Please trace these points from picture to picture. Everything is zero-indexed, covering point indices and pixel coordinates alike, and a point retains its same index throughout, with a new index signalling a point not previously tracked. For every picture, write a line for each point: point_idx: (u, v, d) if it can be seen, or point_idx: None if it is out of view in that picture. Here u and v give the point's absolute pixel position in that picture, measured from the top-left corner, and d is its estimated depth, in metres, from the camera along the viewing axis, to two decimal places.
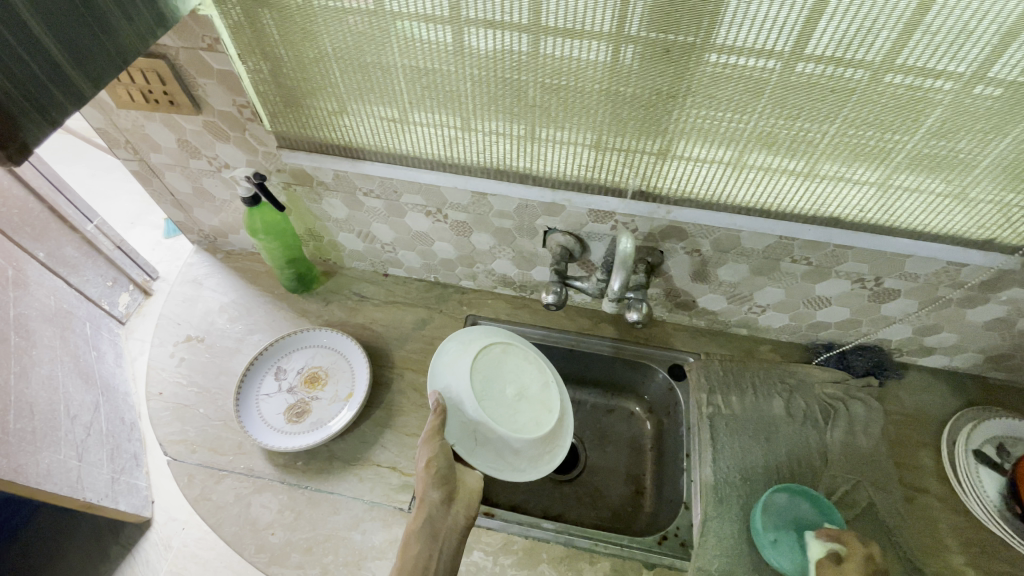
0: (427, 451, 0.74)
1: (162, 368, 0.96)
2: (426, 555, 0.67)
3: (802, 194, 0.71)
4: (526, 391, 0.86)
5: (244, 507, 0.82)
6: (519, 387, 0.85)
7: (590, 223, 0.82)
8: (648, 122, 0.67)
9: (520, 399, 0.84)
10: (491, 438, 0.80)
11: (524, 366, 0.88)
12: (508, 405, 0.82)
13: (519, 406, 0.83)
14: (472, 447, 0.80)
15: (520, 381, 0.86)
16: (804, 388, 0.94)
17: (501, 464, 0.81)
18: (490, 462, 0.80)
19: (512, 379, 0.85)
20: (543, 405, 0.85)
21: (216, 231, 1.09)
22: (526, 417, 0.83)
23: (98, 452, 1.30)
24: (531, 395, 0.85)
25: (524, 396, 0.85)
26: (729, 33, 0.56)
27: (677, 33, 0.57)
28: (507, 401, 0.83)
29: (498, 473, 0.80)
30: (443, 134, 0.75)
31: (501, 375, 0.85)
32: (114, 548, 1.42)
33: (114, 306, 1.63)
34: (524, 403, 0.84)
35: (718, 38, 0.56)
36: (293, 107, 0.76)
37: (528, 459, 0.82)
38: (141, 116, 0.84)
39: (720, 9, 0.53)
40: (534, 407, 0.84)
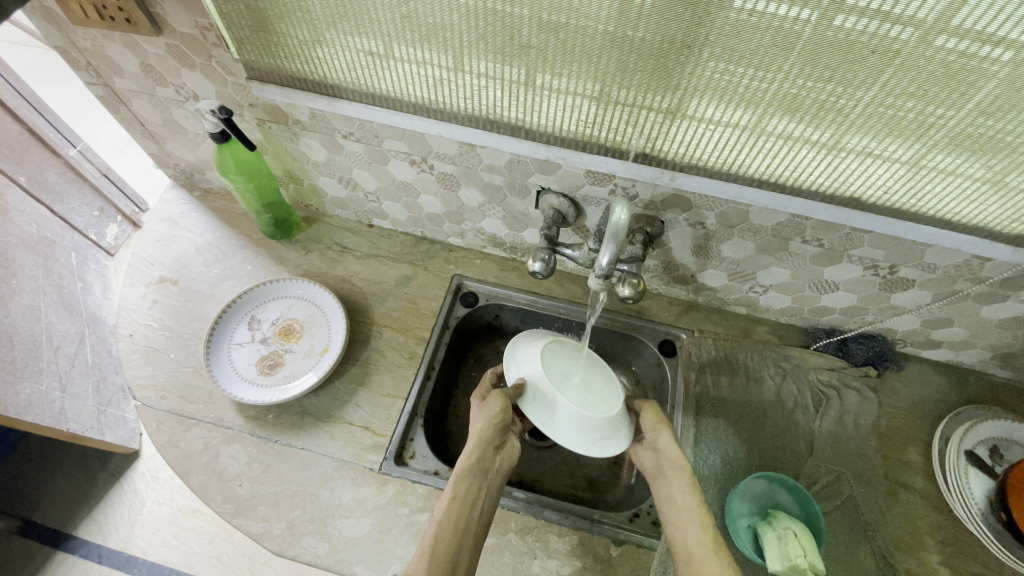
0: (494, 404, 0.75)
1: (133, 309, 0.92)
2: (473, 495, 0.70)
3: (823, 169, 0.64)
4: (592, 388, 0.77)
5: (212, 457, 0.80)
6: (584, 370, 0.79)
7: (587, 185, 0.75)
8: (658, 74, 0.58)
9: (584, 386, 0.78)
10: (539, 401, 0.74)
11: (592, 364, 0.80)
12: (571, 383, 0.76)
13: (581, 387, 0.76)
14: (524, 404, 0.76)
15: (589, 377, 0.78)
16: (797, 373, 0.90)
17: (553, 426, 0.74)
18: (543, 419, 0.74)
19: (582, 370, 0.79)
20: (604, 399, 0.75)
21: (192, 166, 1.02)
22: (585, 398, 0.75)
23: (83, 384, 1.28)
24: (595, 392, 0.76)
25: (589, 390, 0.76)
26: None
27: None
28: (570, 378, 0.76)
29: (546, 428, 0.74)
30: (428, 74, 0.67)
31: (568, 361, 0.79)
32: (102, 476, 1.45)
33: (102, 238, 1.52)
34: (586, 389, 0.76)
35: None
36: (261, 33, 0.67)
37: (570, 438, 0.73)
38: (98, 36, 0.76)
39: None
40: (593, 393, 0.76)
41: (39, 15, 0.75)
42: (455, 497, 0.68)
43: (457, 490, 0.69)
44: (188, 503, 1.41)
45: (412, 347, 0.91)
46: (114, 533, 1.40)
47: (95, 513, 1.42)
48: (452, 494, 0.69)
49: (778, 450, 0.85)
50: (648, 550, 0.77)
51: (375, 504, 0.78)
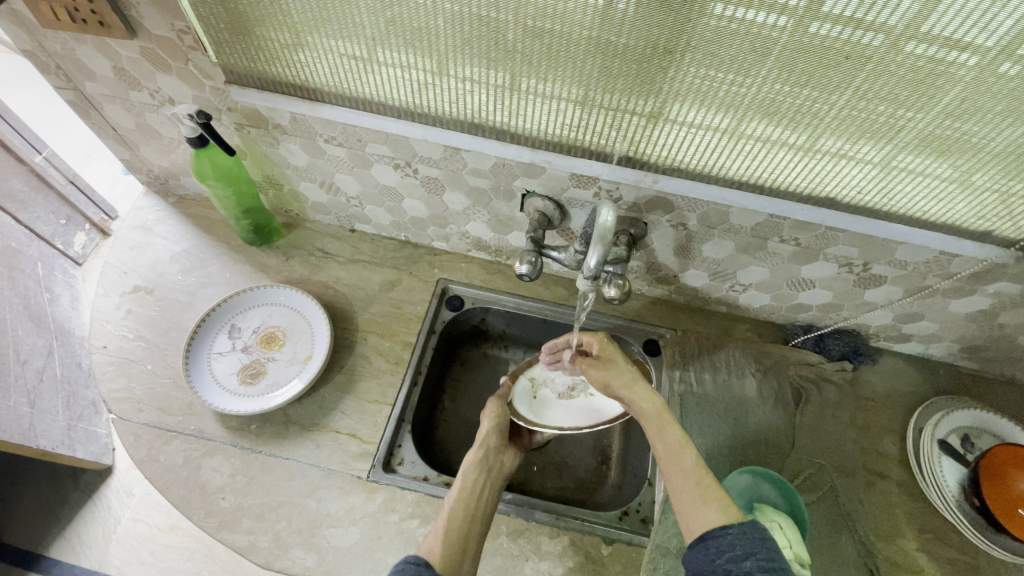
0: (496, 412, 0.87)
1: (107, 320, 0.89)
2: (479, 485, 0.76)
3: (799, 170, 0.66)
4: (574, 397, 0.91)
5: (193, 470, 0.78)
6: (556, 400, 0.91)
7: (571, 188, 0.76)
8: (641, 79, 0.60)
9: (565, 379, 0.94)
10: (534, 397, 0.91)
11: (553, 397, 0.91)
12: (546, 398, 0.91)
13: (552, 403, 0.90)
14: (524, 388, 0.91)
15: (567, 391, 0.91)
16: (777, 370, 0.92)
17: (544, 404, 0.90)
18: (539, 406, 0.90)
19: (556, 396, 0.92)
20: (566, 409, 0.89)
21: (167, 172, 0.99)
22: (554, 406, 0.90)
23: (52, 399, 1.24)
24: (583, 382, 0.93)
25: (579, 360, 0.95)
26: None
27: None
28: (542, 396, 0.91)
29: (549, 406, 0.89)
30: (412, 78, 0.67)
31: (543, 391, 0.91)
32: (73, 494, 1.40)
33: (70, 246, 1.51)
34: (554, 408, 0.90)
35: None
36: (240, 36, 0.66)
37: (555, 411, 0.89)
38: (69, 38, 0.73)
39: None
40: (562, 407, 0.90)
41: (6, 18, 0.72)
42: (463, 488, 0.75)
43: (467, 479, 0.76)
44: (165, 519, 1.37)
45: (398, 353, 0.90)
46: (88, 552, 1.35)
47: (66, 533, 1.37)
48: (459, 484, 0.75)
49: (762, 445, 0.87)
50: (639, 548, 0.77)
51: (363, 512, 0.77)
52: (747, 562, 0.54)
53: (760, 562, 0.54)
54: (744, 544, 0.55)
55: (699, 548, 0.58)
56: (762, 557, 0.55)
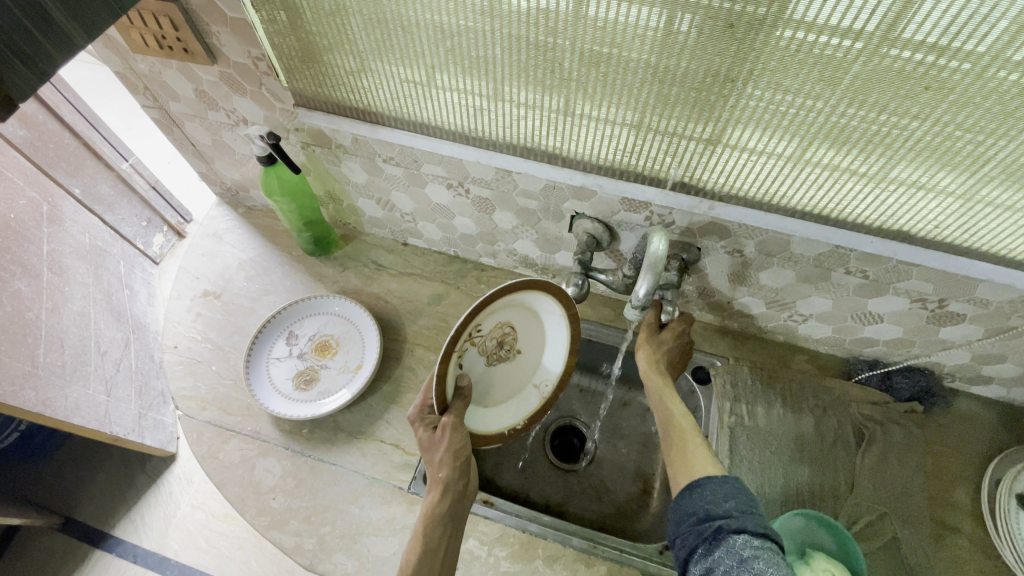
0: (455, 441, 0.74)
1: (178, 321, 0.96)
2: (442, 542, 0.69)
3: (868, 200, 0.62)
4: (536, 343, 0.83)
5: (248, 469, 0.83)
6: (536, 359, 0.85)
7: (622, 212, 0.75)
8: (700, 105, 0.58)
9: (511, 349, 0.80)
10: (500, 399, 0.85)
11: (515, 386, 0.85)
12: (514, 391, 0.85)
13: (526, 392, 0.86)
14: (484, 386, 0.82)
15: (532, 348, 0.83)
16: (838, 407, 0.88)
17: (517, 393, 0.86)
18: (512, 400, 0.86)
19: (531, 360, 0.84)
20: (529, 382, 0.86)
21: (237, 184, 1.06)
22: (524, 391, 0.86)
23: (126, 388, 1.36)
24: (524, 341, 0.81)
25: (499, 326, 0.76)
26: (809, 6, 0.46)
27: (745, 3, 0.47)
28: (515, 392, 0.86)
29: (520, 402, 0.86)
30: (468, 102, 0.68)
31: (506, 386, 0.84)
32: (140, 478, 1.52)
33: (149, 246, 1.68)
34: (529, 391, 0.86)
35: (793, 11, 0.47)
36: (310, 62, 0.70)
37: (523, 399, 0.86)
38: (158, 63, 0.80)
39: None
40: (526, 385, 0.86)
41: (104, 44, 0.79)
42: (424, 551, 0.67)
43: (429, 542, 0.68)
44: (220, 508, 1.47)
45: None
46: (150, 533, 1.46)
47: (131, 514, 1.48)
48: (417, 545, 0.68)
49: (817, 486, 0.82)
50: None
51: (403, 523, 0.78)
52: (729, 504, 0.59)
53: (741, 504, 0.59)
54: (724, 489, 0.61)
55: (685, 498, 0.63)
56: (741, 501, 0.60)
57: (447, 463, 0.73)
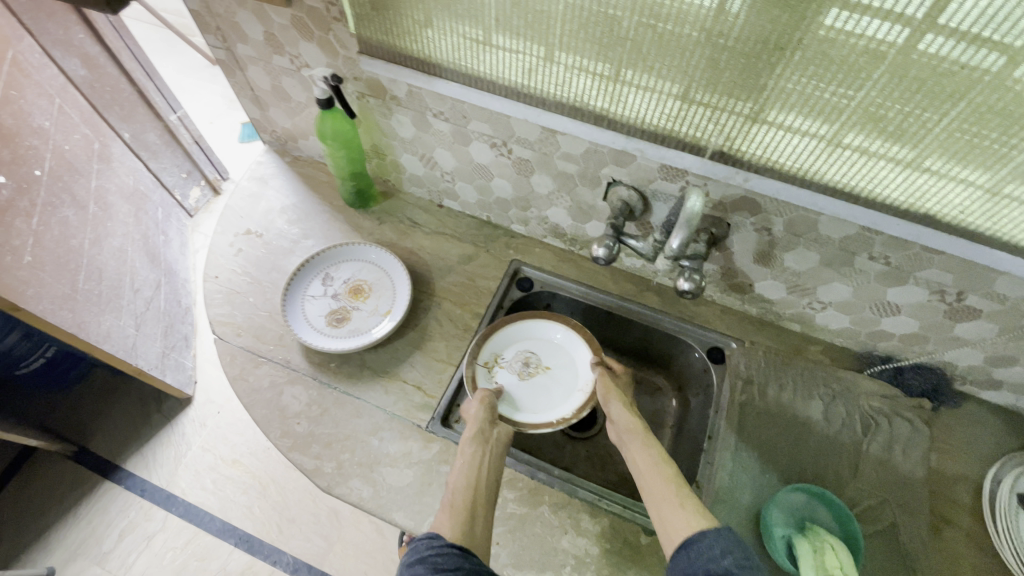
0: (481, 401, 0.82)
1: (221, 255, 1.01)
2: (480, 456, 0.76)
3: (898, 183, 0.65)
4: (563, 362, 0.92)
5: (276, 394, 0.87)
6: (573, 376, 0.91)
7: (659, 180, 0.79)
8: (746, 77, 0.62)
9: (540, 369, 0.92)
10: (545, 408, 0.88)
11: (558, 396, 0.89)
12: (557, 400, 0.89)
13: (570, 399, 0.89)
14: (521, 398, 0.89)
15: (563, 372, 0.92)
16: (847, 397, 0.90)
17: (562, 401, 0.89)
18: (557, 407, 0.88)
19: (568, 380, 0.91)
20: (571, 392, 0.90)
21: (288, 133, 1.11)
22: (566, 399, 0.89)
23: (154, 326, 1.43)
24: (549, 357, 0.93)
25: (520, 353, 0.93)
26: None
27: None
28: (559, 400, 0.89)
29: (567, 404, 0.88)
30: (524, 61, 0.72)
31: (547, 396, 0.90)
32: (156, 417, 1.57)
33: (185, 198, 1.74)
34: (574, 398, 0.89)
35: None
36: (380, 11, 0.74)
37: (566, 405, 0.88)
38: (234, 3, 0.85)
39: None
40: (569, 394, 0.89)
41: None
42: (464, 463, 0.75)
43: (465, 454, 0.76)
44: (230, 452, 1.52)
45: (467, 321, 0.96)
46: (159, 471, 1.51)
47: (144, 450, 1.53)
48: (461, 460, 0.76)
49: (821, 467, 0.84)
50: None
51: (419, 458, 0.82)
52: (726, 559, 0.59)
53: (738, 559, 0.59)
54: (723, 544, 0.61)
55: (682, 553, 0.63)
56: (739, 554, 0.60)
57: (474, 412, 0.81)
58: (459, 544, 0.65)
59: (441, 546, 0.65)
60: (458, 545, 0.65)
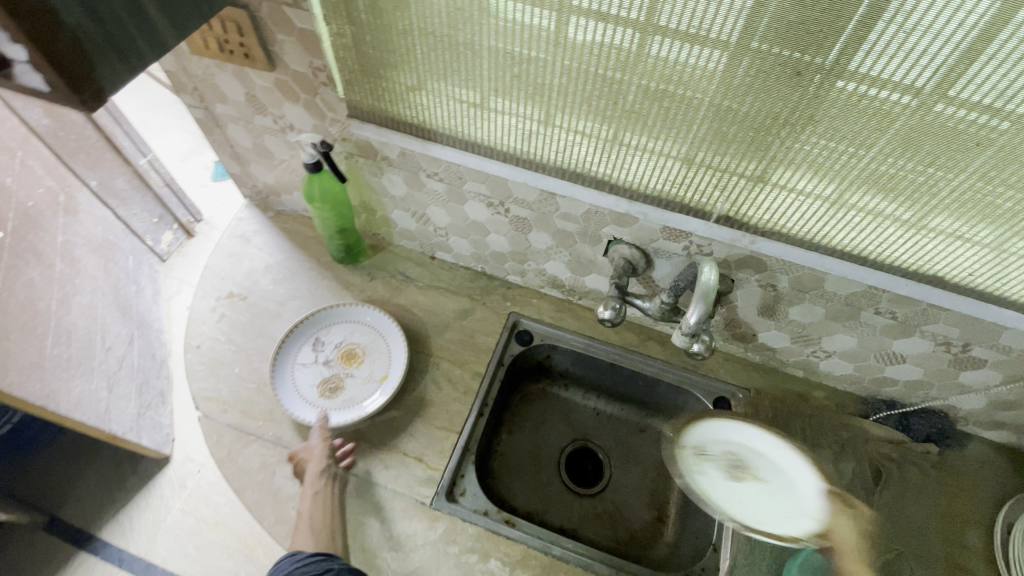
0: (323, 436, 0.81)
1: (203, 321, 0.96)
2: (316, 488, 0.76)
3: (906, 245, 0.65)
4: (784, 476, 0.81)
5: (268, 476, 0.82)
6: (793, 494, 0.79)
7: (661, 240, 0.77)
8: (754, 146, 0.61)
9: (751, 475, 0.82)
10: (766, 523, 0.77)
11: (774, 511, 0.78)
12: (780, 516, 0.77)
13: (798, 521, 0.77)
14: (743, 505, 0.79)
15: (780, 484, 0.81)
16: (854, 445, 0.89)
17: (784, 520, 0.77)
18: (779, 523, 0.77)
19: (784, 496, 0.79)
20: (795, 510, 0.78)
21: (270, 188, 1.06)
22: (787, 516, 0.77)
23: (127, 385, 1.33)
24: (762, 467, 0.83)
25: (728, 452, 0.85)
26: (866, 59, 0.50)
27: (811, 53, 0.51)
28: (782, 518, 0.77)
29: (782, 525, 0.76)
30: (524, 126, 0.70)
31: (768, 508, 0.78)
32: (131, 479, 1.46)
33: (157, 244, 1.66)
34: (799, 519, 0.77)
35: (852, 63, 0.50)
36: (370, 77, 0.72)
37: (781, 525, 0.77)
38: (213, 66, 0.81)
39: (873, 17, 0.46)
40: (789, 512, 0.78)
41: None
42: (316, 500, 0.76)
43: (315, 493, 0.76)
44: (212, 514, 1.39)
45: (467, 383, 0.92)
46: (137, 538, 1.40)
47: (120, 516, 1.43)
48: (314, 497, 0.76)
49: None
50: None
51: (425, 539, 0.78)
52: None
53: None
54: None
55: None
56: None
57: (317, 449, 0.80)
58: (322, 553, 0.70)
59: (306, 556, 0.69)
60: (322, 553, 0.69)
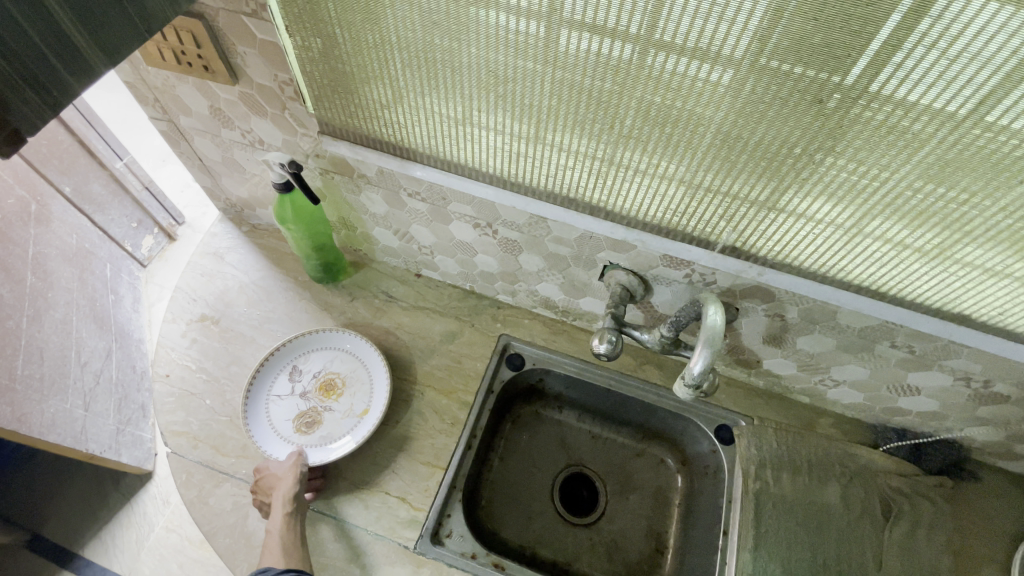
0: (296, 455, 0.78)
1: (172, 348, 0.90)
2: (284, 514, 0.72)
3: (929, 279, 0.59)
4: None
5: (241, 518, 0.77)
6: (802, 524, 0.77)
7: (661, 266, 0.71)
8: (765, 174, 0.55)
9: None
10: None
11: None
12: None
13: None
14: None
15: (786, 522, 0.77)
16: (864, 477, 0.81)
17: None
18: None
19: (790, 536, 0.76)
20: None
21: (243, 201, 0.99)
22: None
23: (104, 402, 1.26)
24: None
25: None
26: (890, 79, 0.43)
27: (812, 68, 0.44)
28: None
29: None
30: (511, 147, 0.64)
31: None
32: (112, 496, 1.41)
33: (137, 249, 1.60)
34: None
35: (877, 84, 0.44)
36: (342, 93, 0.65)
37: None
38: (172, 77, 0.74)
39: (908, 38, 0.40)
40: None
41: None
42: (282, 525, 0.72)
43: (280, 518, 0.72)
44: (196, 532, 1.38)
45: (454, 413, 0.87)
46: (120, 557, 1.35)
47: (102, 535, 1.38)
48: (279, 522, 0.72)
49: (844, 563, 0.75)
50: None
51: None
52: None
53: None
54: None
55: None
56: None
57: (289, 468, 0.76)
58: (293, 568, 0.67)
59: (276, 574, 0.65)
60: (293, 571, 0.66)
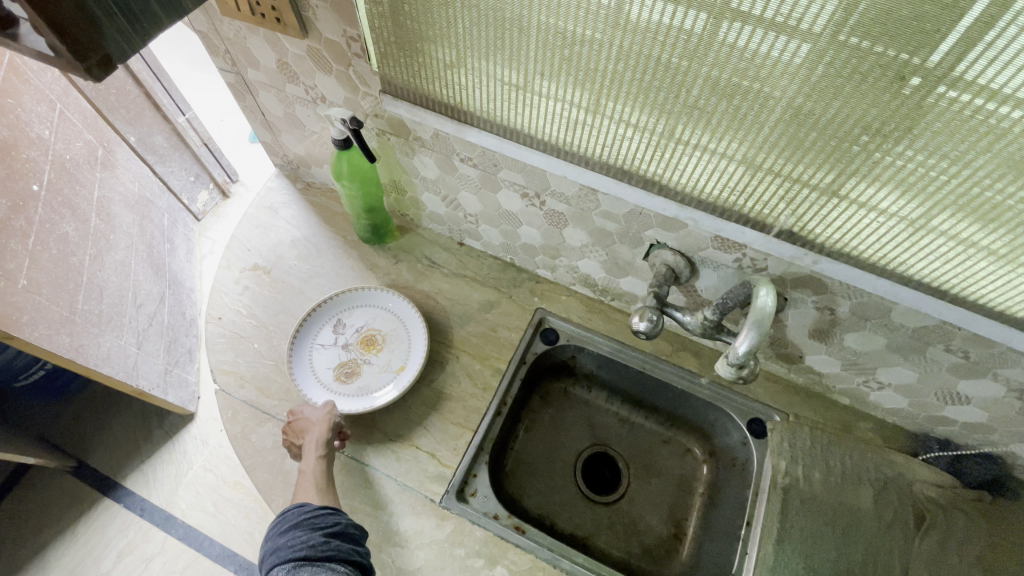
0: (329, 406, 0.81)
1: (225, 292, 0.95)
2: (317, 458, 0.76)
3: (997, 282, 0.56)
4: None
5: (280, 457, 0.81)
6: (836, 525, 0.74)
7: (710, 249, 0.71)
8: (832, 156, 0.53)
9: None
10: None
11: None
12: None
13: None
14: None
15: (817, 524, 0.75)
16: (900, 483, 0.78)
17: None
18: None
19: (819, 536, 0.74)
20: None
21: (300, 159, 1.03)
22: None
23: (156, 343, 1.33)
24: None
25: None
26: (982, 63, 0.41)
27: (904, 50, 0.43)
28: None
29: None
30: (569, 114, 0.64)
31: None
32: (156, 433, 1.50)
33: (193, 202, 1.67)
34: None
35: (964, 69, 0.42)
36: (407, 50, 0.66)
37: None
38: (244, 28, 0.77)
39: (1003, 16, 0.38)
40: None
41: None
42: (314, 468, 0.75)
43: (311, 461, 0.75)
44: (231, 474, 1.45)
45: (487, 379, 0.89)
46: (159, 489, 1.44)
47: (144, 467, 1.47)
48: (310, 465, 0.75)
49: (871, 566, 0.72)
50: None
51: (431, 538, 0.76)
52: None
53: None
54: None
55: None
56: None
57: (322, 417, 0.79)
58: (328, 507, 0.72)
59: (315, 509, 0.70)
60: (330, 507, 0.71)
